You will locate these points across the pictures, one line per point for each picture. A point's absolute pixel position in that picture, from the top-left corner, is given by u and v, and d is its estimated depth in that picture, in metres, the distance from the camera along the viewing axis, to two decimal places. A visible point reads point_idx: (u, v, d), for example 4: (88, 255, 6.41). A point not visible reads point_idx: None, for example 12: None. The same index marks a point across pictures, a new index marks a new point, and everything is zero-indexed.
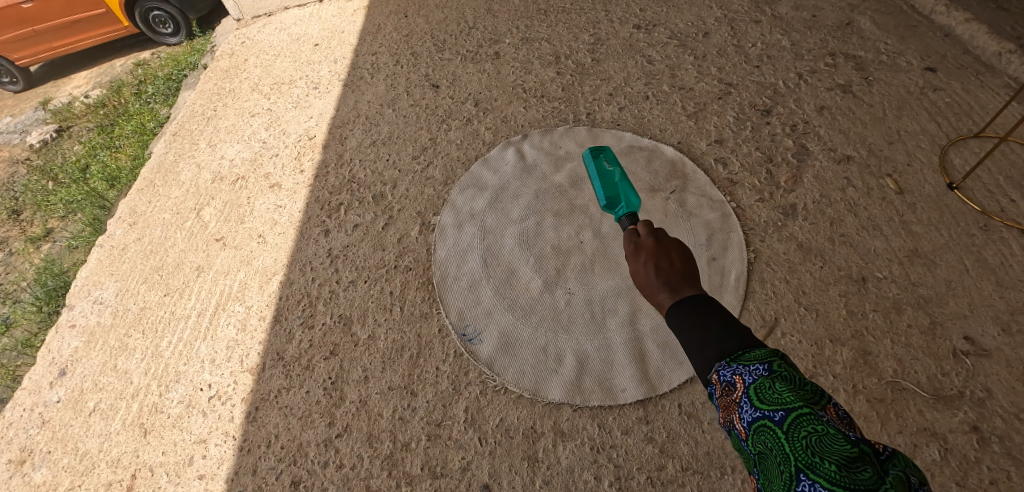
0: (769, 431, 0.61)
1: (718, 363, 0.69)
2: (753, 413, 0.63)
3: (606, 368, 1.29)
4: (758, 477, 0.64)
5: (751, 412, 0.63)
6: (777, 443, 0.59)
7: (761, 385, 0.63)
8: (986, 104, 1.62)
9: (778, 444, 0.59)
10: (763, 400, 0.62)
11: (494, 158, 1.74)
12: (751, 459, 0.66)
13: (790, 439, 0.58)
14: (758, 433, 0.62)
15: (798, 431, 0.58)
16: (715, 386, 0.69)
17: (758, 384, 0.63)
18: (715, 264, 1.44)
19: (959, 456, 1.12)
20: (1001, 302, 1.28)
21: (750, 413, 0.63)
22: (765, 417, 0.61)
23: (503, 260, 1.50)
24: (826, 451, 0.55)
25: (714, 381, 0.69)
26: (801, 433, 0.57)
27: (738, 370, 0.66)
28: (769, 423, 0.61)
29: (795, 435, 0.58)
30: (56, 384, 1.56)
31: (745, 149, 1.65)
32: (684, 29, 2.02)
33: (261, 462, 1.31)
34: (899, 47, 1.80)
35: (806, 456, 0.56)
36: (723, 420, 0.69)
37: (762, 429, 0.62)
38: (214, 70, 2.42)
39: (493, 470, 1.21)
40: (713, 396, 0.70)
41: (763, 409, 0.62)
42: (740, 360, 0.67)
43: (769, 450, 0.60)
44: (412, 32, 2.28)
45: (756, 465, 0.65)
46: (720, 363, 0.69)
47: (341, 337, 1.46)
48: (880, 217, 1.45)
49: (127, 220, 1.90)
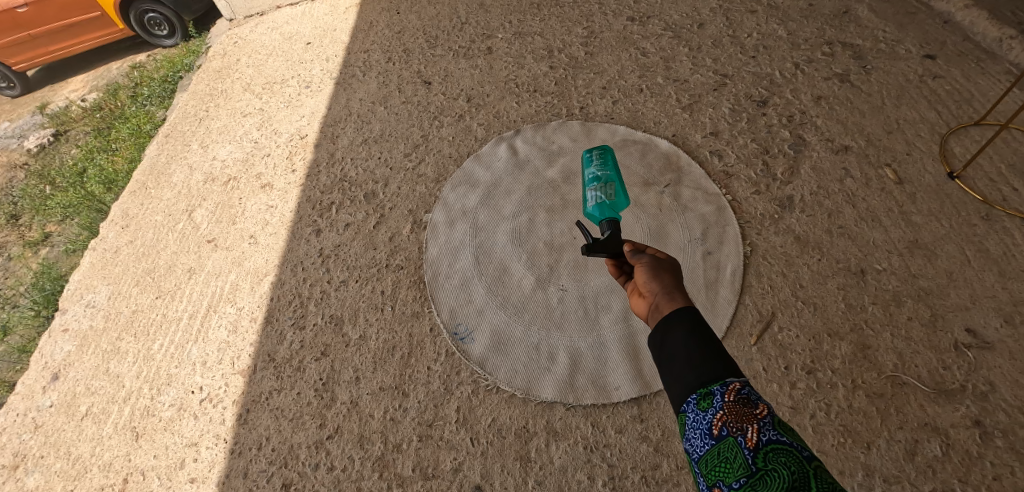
0: (788, 454, 0.59)
1: (740, 377, 0.67)
2: (776, 435, 0.61)
3: (599, 366, 1.27)
4: (740, 486, 0.58)
5: (774, 433, 0.61)
6: (799, 468, 0.56)
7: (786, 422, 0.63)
8: (987, 91, 1.58)
9: (798, 468, 0.57)
10: (791, 431, 0.61)
11: (486, 154, 1.72)
12: (735, 469, 0.60)
13: (816, 473, 0.56)
14: (773, 452, 0.59)
15: (823, 472, 0.57)
16: (729, 391, 0.65)
17: (783, 419, 0.63)
18: (711, 259, 1.41)
19: (962, 451, 1.09)
20: (1003, 293, 1.25)
21: (774, 432, 0.61)
22: (789, 443, 0.60)
23: (495, 258, 1.48)
24: None
25: (734, 387, 0.66)
26: (825, 473, 0.57)
27: (763, 399, 0.65)
28: (795, 450, 0.59)
29: (821, 472, 0.57)
30: (49, 389, 1.54)
31: (741, 141, 1.62)
32: (678, 21, 1.99)
33: (252, 465, 1.30)
34: (898, 35, 1.76)
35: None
36: (721, 424, 0.64)
37: (781, 451, 0.59)
38: (206, 71, 2.40)
39: (485, 471, 1.19)
40: (719, 397, 0.66)
41: (790, 437, 0.60)
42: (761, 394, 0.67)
43: (783, 469, 0.57)
44: (405, 29, 2.25)
45: (745, 477, 0.59)
46: (740, 377, 0.67)
47: (332, 338, 1.45)
48: (879, 208, 1.42)
49: (119, 223, 1.89)
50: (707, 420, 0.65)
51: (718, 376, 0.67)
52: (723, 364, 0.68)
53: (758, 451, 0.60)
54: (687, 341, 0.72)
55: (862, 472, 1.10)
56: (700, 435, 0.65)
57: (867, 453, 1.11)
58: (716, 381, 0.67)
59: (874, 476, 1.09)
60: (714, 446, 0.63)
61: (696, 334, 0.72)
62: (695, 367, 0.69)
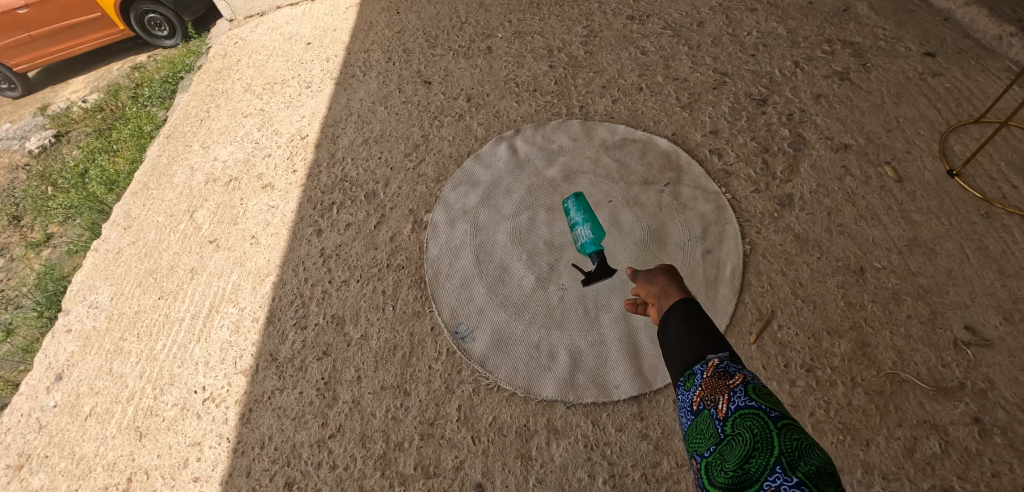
0: (755, 419, 0.64)
1: (719, 352, 0.72)
2: (745, 401, 0.66)
3: (600, 365, 1.28)
4: (710, 454, 0.66)
5: (744, 400, 0.66)
6: (761, 431, 0.62)
7: (762, 389, 0.68)
8: (986, 89, 1.58)
9: (761, 431, 0.62)
10: (762, 397, 0.66)
11: (486, 153, 1.73)
12: (709, 439, 0.67)
13: (779, 433, 0.61)
14: (741, 418, 0.65)
15: (787, 430, 0.62)
16: (707, 368, 0.71)
17: (757, 386, 0.68)
18: (710, 257, 1.41)
19: (960, 448, 1.09)
20: (1002, 291, 1.26)
21: (743, 400, 0.66)
22: (757, 407, 0.65)
23: (495, 257, 1.49)
24: (808, 456, 0.60)
25: (711, 364, 0.72)
26: (789, 431, 0.62)
27: (741, 370, 0.70)
28: (761, 414, 0.64)
29: (783, 431, 0.61)
30: (53, 389, 1.55)
31: (740, 139, 1.62)
32: (678, 19, 1.99)
33: (255, 464, 1.31)
34: (897, 33, 1.76)
35: (791, 450, 0.59)
36: (699, 399, 0.71)
37: (748, 416, 0.65)
38: (207, 72, 2.41)
39: (486, 469, 1.20)
40: (699, 375, 0.72)
41: (760, 402, 0.65)
42: (742, 364, 0.72)
43: (747, 434, 0.63)
44: (405, 29, 2.26)
45: (716, 443, 0.66)
46: (719, 354, 0.72)
47: (333, 337, 1.45)
48: (878, 206, 1.43)
49: (121, 224, 1.89)
50: (689, 397, 0.73)
51: (700, 356, 0.73)
52: (707, 348, 0.73)
53: (728, 418, 0.66)
54: (677, 330, 0.77)
55: (861, 469, 1.10)
56: (685, 411, 0.73)
57: (866, 450, 1.12)
58: (698, 361, 0.73)
59: (873, 473, 1.09)
60: (694, 419, 0.71)
61: (684, 322, 0.77)
62: (683, 352, 0.75)
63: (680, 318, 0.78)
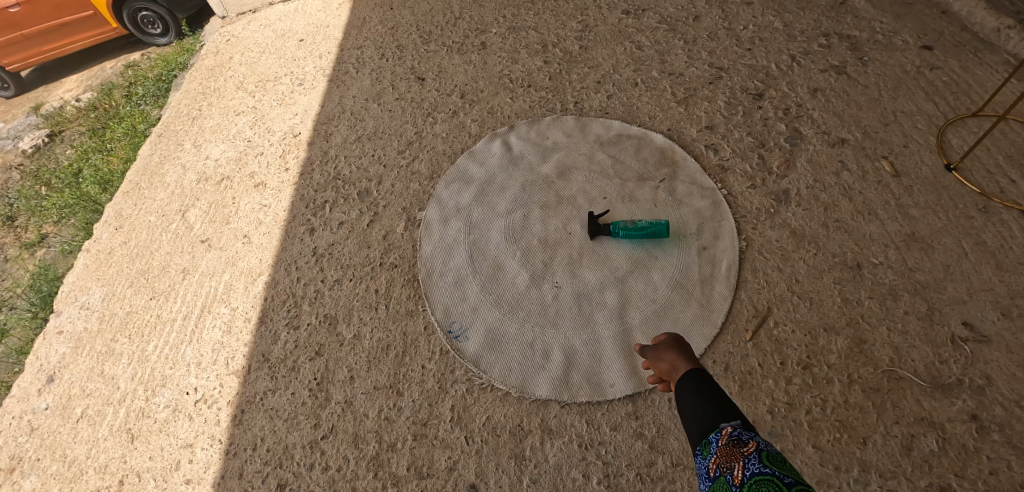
0: (770, 484, 0.63)
1: (732, 420, 0.75)
2: (760, 467, 0.65)
3: (594, 363, 1.27)
4: None
5: (758, 466, 0.66)
6: None
7: (777, 457, 0.67)
8: (984, 82, 1.57)
9: None
10: (778, 464, 0.66)
11: (480, 150, 1.71)
12: None
13: None
14: (757, 484, 0.64)
15: None
16: (722, 436, 0.73)
17: (772, 453, 0.68)
18: (706, 254, 1.39)
19: (958, 446, 1.08)
20: (1000, 286, 1.24)
21: (758, 466, 0.66)
22: (772, 473, 0.64)
23: (489, 255, 1.47)
24: None
25: (726, 432, 0.73)
26: None
27: (755, 438, 0.71)
28: (775, 478, 0.63)
29: None
30: (44, 391, 1.54)
31: (737, 134, 1.61)
32: (674, 13, 1.97)
33: (247, 466, 1.30)
34: (894, 26, 1.74)
35: None
36: (716, 466, 0.71)
37: (764, 481, 0.63)
38: (199, 69, 2.39)
39: (480, 470, 1.19)
40: (716, 443, 0.73)
41: (775, 468, 0.65)
42: (757, 433, 0.72)
43: None
44: (398, 25, 2.24)
45: None
46: (733, 422, 0.74)
47: (326, 337, 1.44)
48: (875, 201, 1.41)
49: (113, 224, 1.88)
50: (707, 465, 0.73)
51: (713, 424, 0.76)
52: (722, 415, 0.76)
53: (745, 485, 0.65)
54: (693, 398, 0.82)
55: (858, 468, 1.09)
56: (704, 478, 0.73)
57: (863, 448, 1.11)
58: (713, 429, 0.75)
59: (870, 471, 1.08)
60: (711, 485, 0.70)
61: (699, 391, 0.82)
62: (699, 419, 0.78)
63: (694, 387, 0.83)
